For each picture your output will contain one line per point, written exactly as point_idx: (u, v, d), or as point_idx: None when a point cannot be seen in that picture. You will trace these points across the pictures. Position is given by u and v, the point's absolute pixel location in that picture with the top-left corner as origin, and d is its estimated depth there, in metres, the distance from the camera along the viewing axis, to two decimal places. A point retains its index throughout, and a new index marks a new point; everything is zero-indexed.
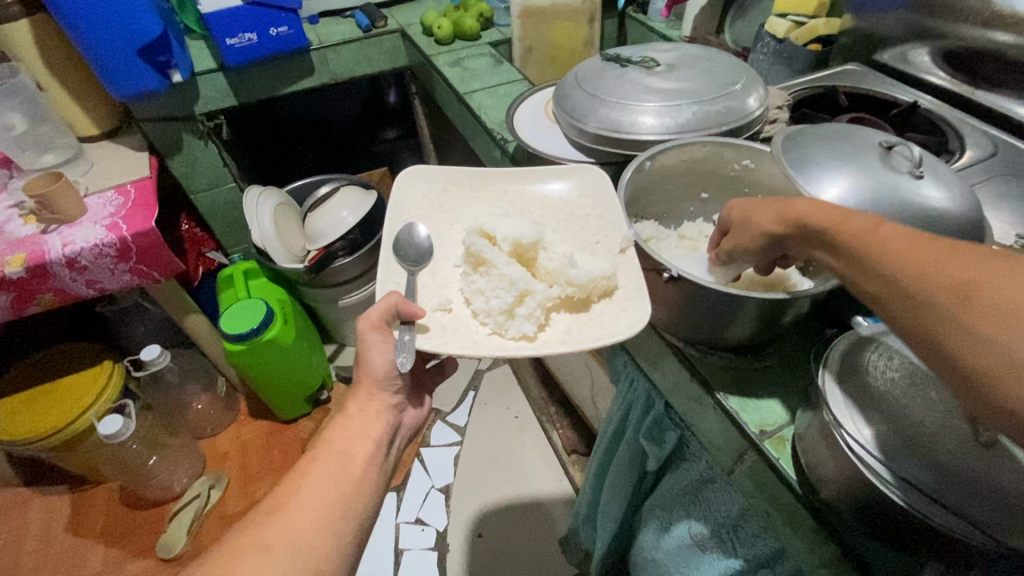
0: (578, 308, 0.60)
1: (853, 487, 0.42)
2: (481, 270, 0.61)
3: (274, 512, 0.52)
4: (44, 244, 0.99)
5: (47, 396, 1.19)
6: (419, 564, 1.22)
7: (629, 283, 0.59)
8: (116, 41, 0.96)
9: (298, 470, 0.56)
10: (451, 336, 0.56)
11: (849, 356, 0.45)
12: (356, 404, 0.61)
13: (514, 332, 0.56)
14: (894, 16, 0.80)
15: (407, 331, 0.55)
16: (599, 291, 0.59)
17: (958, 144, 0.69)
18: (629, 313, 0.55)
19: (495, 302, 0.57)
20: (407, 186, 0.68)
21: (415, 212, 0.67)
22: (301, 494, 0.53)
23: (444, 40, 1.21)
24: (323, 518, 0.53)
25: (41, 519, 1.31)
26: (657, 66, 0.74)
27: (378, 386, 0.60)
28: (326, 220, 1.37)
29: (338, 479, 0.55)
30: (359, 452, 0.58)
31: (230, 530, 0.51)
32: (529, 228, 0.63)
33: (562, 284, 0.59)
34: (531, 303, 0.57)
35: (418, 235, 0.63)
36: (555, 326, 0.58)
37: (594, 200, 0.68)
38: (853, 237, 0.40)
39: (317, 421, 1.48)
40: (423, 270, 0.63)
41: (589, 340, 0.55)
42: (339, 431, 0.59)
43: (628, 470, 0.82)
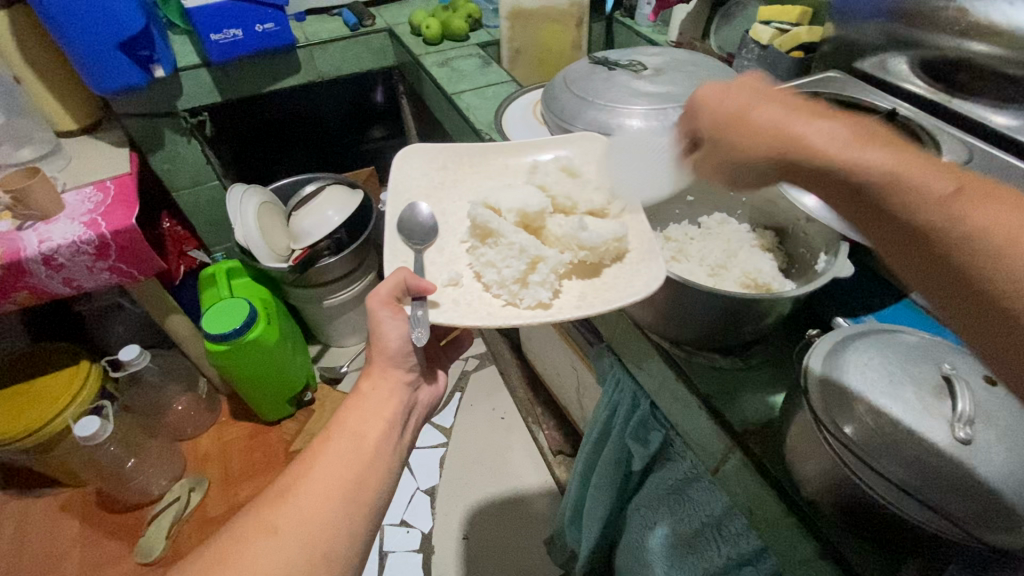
0: (591, 272, 0.60)
1: (838, 485, 0.43)
2: (490, 241, 0.60)
3: (288, 489, 0.51)
4: (20, 241, 0.96)
5: (21, 397, 1.16)
6: (403, 566, 1.21)
7: (642, 245, 0.60)
8: (96, 34, 0.94)
9: (310, 449, 0.54)
10: (465, 310, 0.55)
11: (831, 357, 0.46)
12: (368, 384, 0.60)
13: (530, 300, 0.55)
14: (874, 25, 0.82)
15: (420, 306, 0.54)
16: (612, 254, 0.59)
17: (935, 149, 0.71)
18: (645, 271, 0.56)
19: (507, 271, 0.56)
20: (405, 166, 0.67)
21: (416, 190, 0.66)
22: (314, 474, 0.52)
23: (432, 39, 1.21)
24: (334, 498, 0.51)
25: (12, 523, 1.27)
26: (644, 69, 0.75)
27: (392, 363, 0.61)
28: (312, 219, 1.35)
29: (350, 460, 0.54)
30: (371, 432, 0.57)
31: (243, 508, 0.50)
32: (533, 197, 0.63)
33: (574, 249, 0.59)
34: (544, 269, 0.57)
35: (422, 213, 0.62)
36: (570, 291, 0.58)
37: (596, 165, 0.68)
38: (892, 192, 0.33)
39: (300, 422, 1.46)
40: (431, 247, 0.62)
41: (606, 302, 0.54)
42: (351, 411, 0.58)
43: (615, 469, 0.83)
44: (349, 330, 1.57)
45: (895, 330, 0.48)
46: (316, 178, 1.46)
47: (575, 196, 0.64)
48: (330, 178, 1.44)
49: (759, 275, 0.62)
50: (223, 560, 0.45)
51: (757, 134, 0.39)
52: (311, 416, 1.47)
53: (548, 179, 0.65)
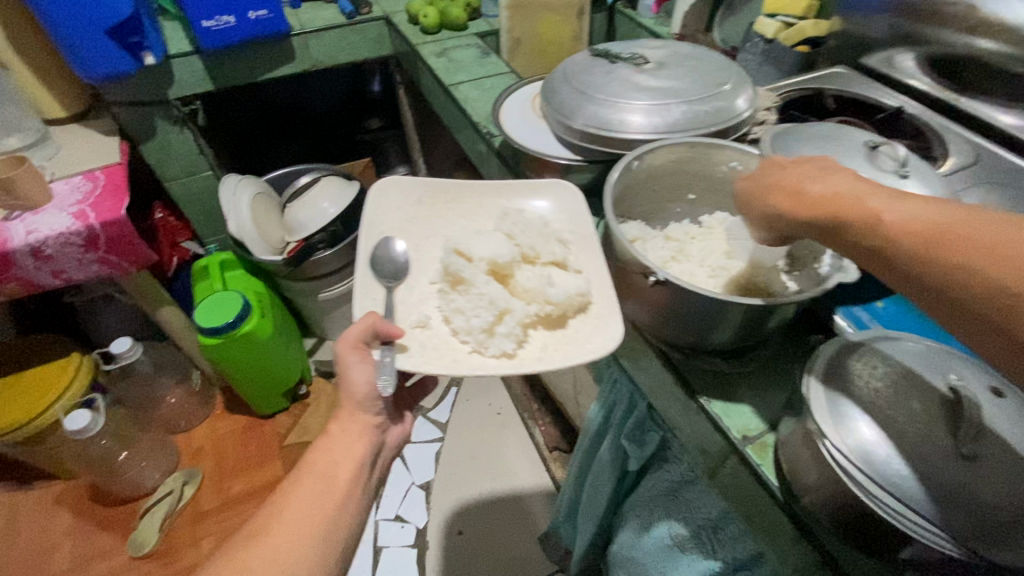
0: (556, 325, 0.60)
1: (837, 497, 0.42)
2: (460, 288, 0.61)
3: (257, 535, 0.50)
4: (7, 232, 0.94)
5: (11, 389, 1.14)
6: (397, 561, 1.21)
7: (603, 301, 0.60)
8: (84, 19, 0.91)
9: (281, 491, 0.53)
10: (432, 356, 0.56)
11: (834, 364, 0.45)
12: (338, 425, 0.59)
13: (495, 350, 0.56)
14: (882, 20, 0.80)
15: (388, 352, 0.55)
16: (576, 308, 0.59)
17: (942, 150, 0.69)
18: (604, 331, 0.57)
19: (475, 320, 0.57)
20: (381, 199, 0.66)
21: (390, 225, 0.65)
22: (283, 518, 0.51)
23: (430, 29, 1.18)
24: (305, 542, 0.50)
25: (4, 515, 1.26)
26: (646, 63, 0.73)
27: (360, 406, 0.58)
28: (306, 211, 1.33)
29: (321, 501, 0.53)
30: (342, 472, 0.56)
31: (211, 556, 0.49)
32: (504, 246, 0.63)
33: (541, 302, 0.59)
34: (510, 321, 0.57)
35: (395, 250, 0.62)
36: (533, 341, 0.59)
37: (569, 215, 0.68)
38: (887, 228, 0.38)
39: (294, 416, 1.45)
40: (400, 286, 0.62)
41: (566, 359, 0.55)
42: (322, 452, 0.57)
43: (609, 470, 0.82)
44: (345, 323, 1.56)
45: (898, 337, 0.47)
46: (311, 169, 1.44)
47: (545, 250, 0.64)
48: (325, 169, 1.42)
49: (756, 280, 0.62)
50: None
51: (773, 200, 0.45)
52: (306, 410, 1.46)
53: (521, 231, 0.64)
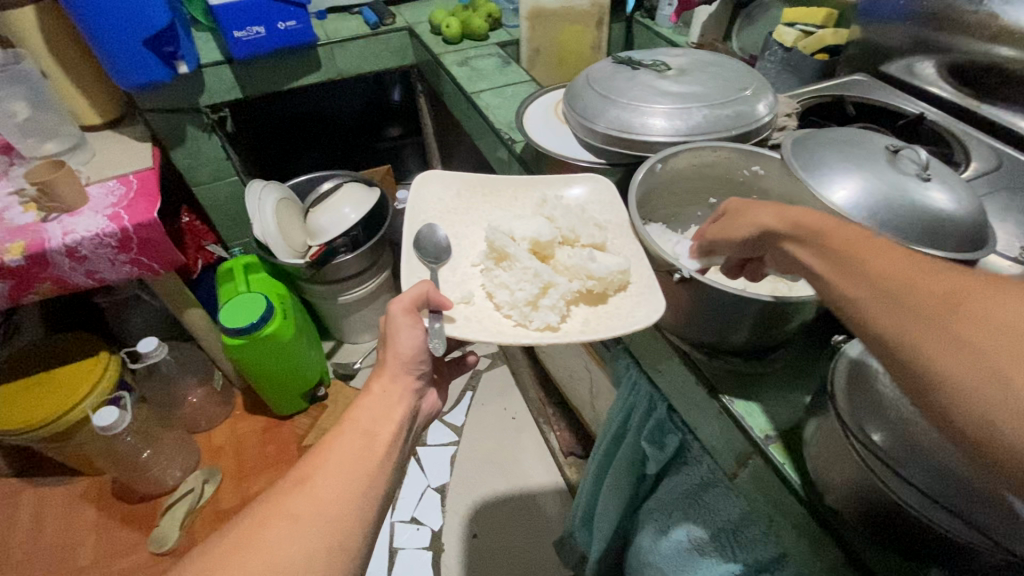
0: (596, 300, 0.61)
1: (860, 494, 0.43)
2: (504, 264, 0.62)
3: (303, 481, 0.50)
4: (45, 233, 0.98)
5: (42, 384, 1.18)
6: (413, 563, 1.22)
7: (642, 279, 0.61)
8: (123, 31, 0.96)
9: (322, 444, 0.54)
10: (476, 325, 0.57)
11: (857, 365, 0.46)
12: (379, 384, 0.60)
13: (539, 322, 0.56)
14: (902, 29, 0.81)
15: (437, 320, 0.56)
16: (617, 285, 0.60)
17: (963, 156, 0.70)
18: (644, 304, 0.57)
19: (520, 293, 0.58)
20: (423, 188, 0.69)
21: (432, 213, 0.67)
22: (329, 465, 0.52)
23: (452, 39, 1.21)
24: (348, 491, 0.51)
25: (31, 510, 1.30)
26: (668, 69, 0.74)
27: (404, 368, 0.60)
28: (328, 216, 1.36)
29: (362, 455, 0.54)
30: (382, 431, 0.57)
31: (255, 500, 0.49)
32: (545, 227, 0.65)
33: (583, 278, 0.60)
34: (555, 294, 0.58)
35: (438, 235, 0.64)
36: (575, 317, 0.59)
37: (602, 204, 0.70)
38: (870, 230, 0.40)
39: (313, 417, 1.47)
40: (444, 266, 0.64)
41: (608, 328, 0.56)
42: (363, 410, 0.58)
43: (628, 472, 0.82)
44: (363, 326, 1.58)
45: None
46: (333, 175, 1.47)
47: (583, 233, 0.65)
48: (346, 176, 1.45)
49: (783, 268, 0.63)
50: (241, 549, 0.45)
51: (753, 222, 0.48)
52: (324, 411, 1.48)
53: (561, 214, 0.66)
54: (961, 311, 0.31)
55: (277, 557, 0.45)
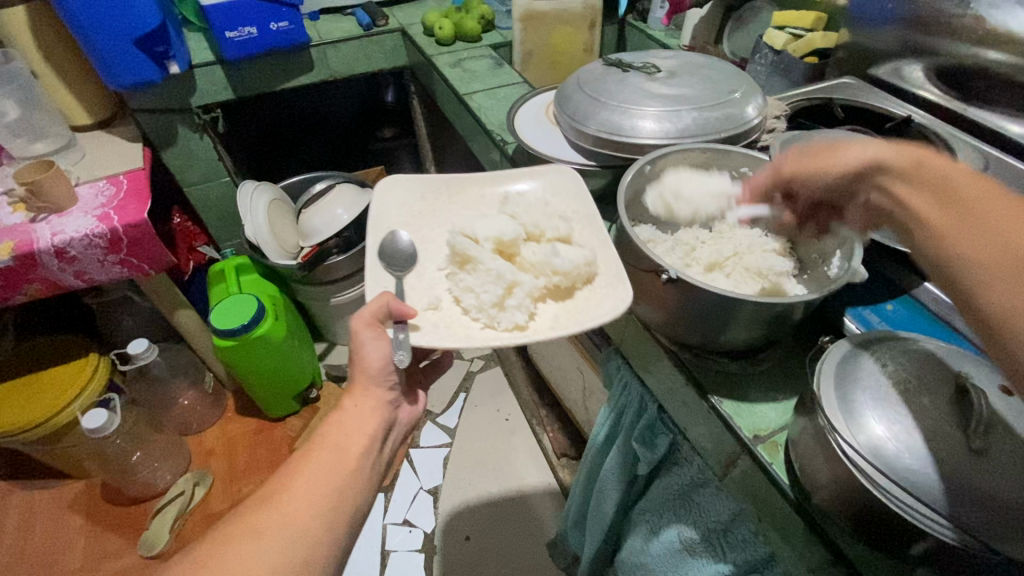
0: (564, 295, 0.61)
1: (846, 495, 0.44)
2: (468, 267, 0.62)
3: (269, 499, 0.50)
4: (33, 233, 0.97)
5: (30, 386, 1.17)
6: (406, 565, 1.21)
7: (609, 271, 0.61)
8: (114, 31, 0.95)
9: (295, 459, 0.54)
10: (443, 331, 0.57)
11: (843, 364, 0.46)
12: (350, 400, 0.58)
13: (507, 322, 0.57)
14: (890, 33, 0.81)
15: (401, 330, 0.55)
16: (583, 278, 0.61)
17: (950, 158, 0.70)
18: (615, 295, 0.58)
19: (485, 296, 0.58)
20: (384, 196, 0.67)
21: (396, 220, 0.66)
22: (296, 482, 0.52)
23: (445, 40, 1.21)
24: (316, 507, 0.51)
25: (19, 513, 1.28)
26: (658, 72, 0.75)
27: (373, 380, 0.58)
28: (321, 216, 1.35)
29: (333, 469, 0.53)
30: (353, 445, 0.56)
31: (225, 515, 0.49)
32: (508, 225, 0.65)
33: (548, 274, 0.61)
34: (519, 294, 0.59)
35: (402, 241, 0.62)
36: (543, 315, 0.60)
37: (568, 197, 0.70)
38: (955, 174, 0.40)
39: (305, 419, 1.47)
40: (410, 273, 0.63)
41: (577, 325, 0.56)
42: (334, 424, 0.57)
43: (619, 473, 0.82)
44: None
45: (904, 338, 0.48)
46: (326, 176, 1.47)
47: (547, 226, 0.65)
48: (339, 177, 1.45)
49: (770, 271, 0.62)
50: (204, 567, 0.45)
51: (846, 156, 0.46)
52: (316, 413, 1.47)
53: (523, 210, 0.67)
54: None
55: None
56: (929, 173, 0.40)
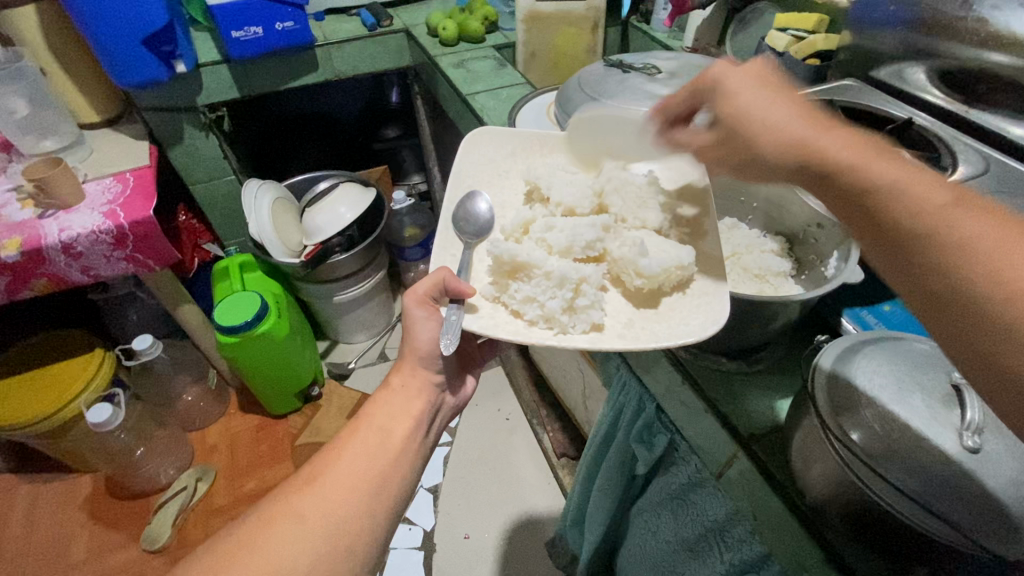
0: (648, 300, 0.57)
1: (842, 494, 0.44)
2: (521, 275, 0.58)
3: (312, 481, 0.51)
4: (41, 229, 0.98)
5: (37, 381, 1.18)
6: (405, 563, 1.22)
7: (708, 275, 0.57)
8: (122, 30, 0.96)
9: (337, 441, 0.55)
10: (500, 320, 0.55)
11: (837, 366, 0.47)
12: (399, 378, 0.61)
13: (582, 324, 0.54)
14: (892, 35, 0.82)
15: (455, 309, 0.54)
16: (674, 282, 0.56)
17: (951, 160, 0.70)
18: (707, 307, 0.53)
19: (553, 303, 0.54)
20: (476, 147, 0.68)
21: (481, 178, 0.67)
22: (340, 464, 0.53)
23: (448, 41, 1.22)
24: (358, 491, 0.51)
25: (24, 506, 1.29)
26: (658, 73, 0.76)
27: (422, 363, 0.61)
28: (324, 215, 1.36)
29: (376, 453, 0.54)
30: (398, 428, 0.57)
31: (266, 499, 0.50)
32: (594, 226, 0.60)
33: (632, 274, 0.56)
34: (591, 293, 0.55)
35: (479, 208, 0.63)
36: (617, 315, 0.56)
37: (673, 179, 0.66)
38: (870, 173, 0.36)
39: (307, 416, 1.48)
40: (482, 243, 0.63)
41: (653, 338, 0.52)
42: (380, 407, 0.59)
43: (618, 472, 0.83)
44: (359, 327, 1.58)
45: (898, 339, 0.48)
46: (330, 175, 1.48)
47: (637, 214, 0.62)
48: (343, 176, 1.46)
49: (768, 272, 0.63)
50: (248, 549, 0.45)
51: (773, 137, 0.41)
52: (318, 411, 1.48)
53: (616, 193, 0.64)
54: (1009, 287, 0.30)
55: (285, 557, 0.45)
56: (827, 143, 0.39)
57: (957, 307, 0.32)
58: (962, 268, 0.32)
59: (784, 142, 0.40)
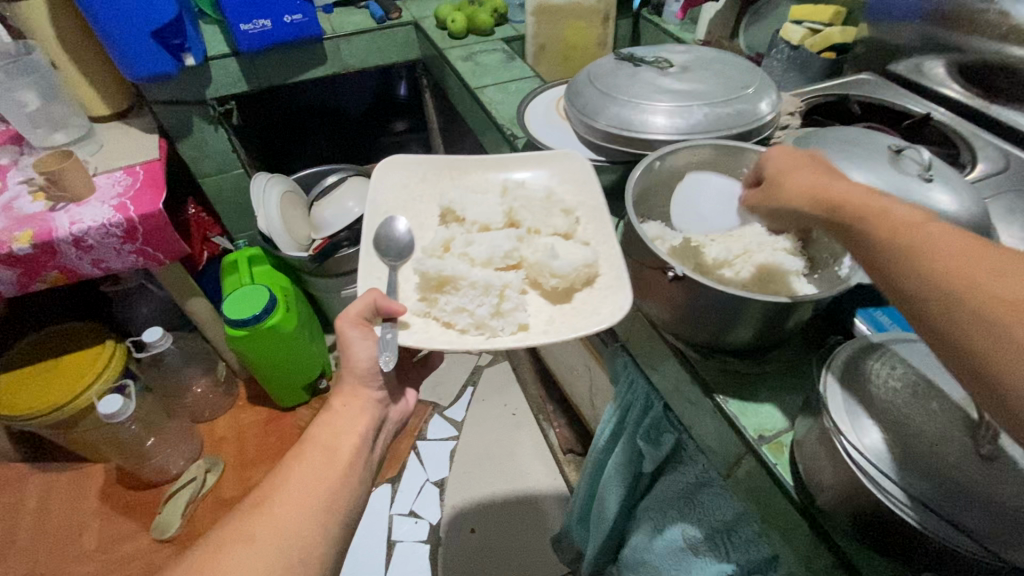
0: (562, 298, 0.62)
1: (852, 496, 0.43)
2: (448, 288, 0.61)
3: (259, 504, 0.53)
4: (52, 222, 0.99)
5: (49, 372, 1.20)
6: (411, 556, 1.23)
7: (611, 272, 0.61)
8: (132, 23, 0.96)
9: (286, 462, 0.57)
10: (433, 329, 0.59)
11: (850, 366, 0.46)
12: (339, 400, 0.63)
13: (511, 325, 0.58)
14: (911, 28, 0.80)
15: (389, 330, 0.57)
16: (583, 280, 0.61)
17: (970, 157, 0.69)
18: (613, 299, 0.58)
19: (482, 309, 0.58)
20: (387, 176, 0.70)
21: (394, 203, 0.69)
22: (286, 484, 0.55)
23: (457, 33, 1.21)
24: (306, 509, 0.54)
25: (37, 494, 1.32)
26: (670, 66, 0.74)
27: (362, 380, 0.63)
28: (333, 209, 1.36)
29: (322, 470, 0.57)
30: (344, 444, 0.60)
31: (219, 520, 0.52)
32: (504, 239, 0.67)
33: (546, 277, 0.61)
34: (512, 298, 0.60)
35: (398, 229, 0.65)
36: (538, 315, 0.61)
37: (575, 185, 0.71)
38: (884, 226, 0.38)
39: (314, 409, 1.49)
40: (405, 262, 0.65)
41: (572, 329, 0.57)
42: (323, 426, 0.61)
43: (624, 470, 0.83)
44: None
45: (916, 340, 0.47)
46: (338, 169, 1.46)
47: (547, 223, 0.68)
48: (351, 169, 1.44)
49: (776, 272, 0.59)
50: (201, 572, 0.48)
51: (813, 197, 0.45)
52: (325, 404, 1.49)
53: (523, 206, 0.69)
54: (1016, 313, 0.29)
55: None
56: (859, 203, 0.41)
57: (935, 314, 0.33)
58: (955, 296, 0.32)
59: (823, 202, 0.44)
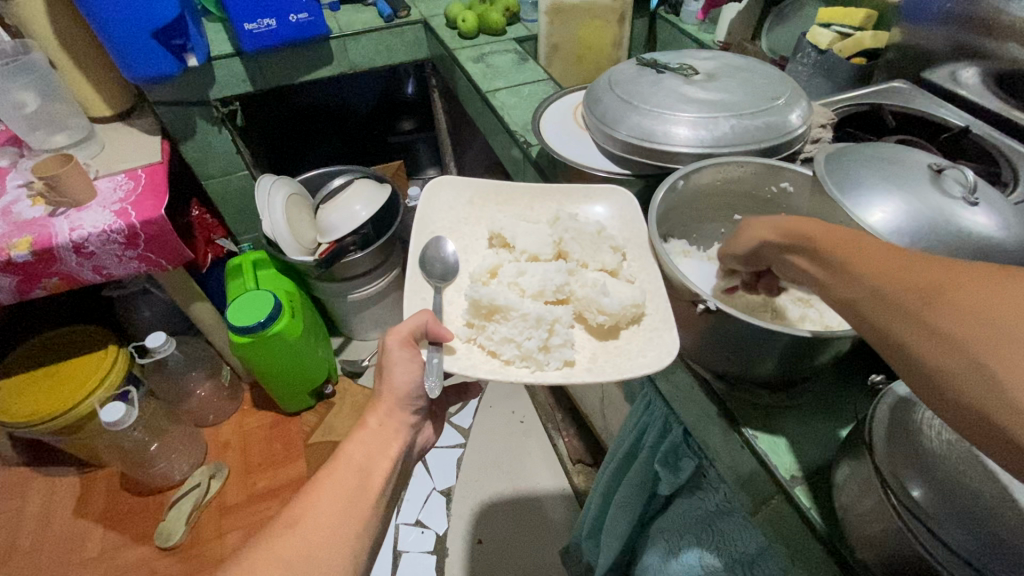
0: (608, 334, 0.60)
1: (900, 555, 0.40)
2: (497, 317, 0.59)
3: (292, 525, 0.51)
4: (52, 227, 0.96)
5: (51, 377, 1.18)
6: (416, 568, 1.21)
7: (658, 312, 0.59)
8: (132, 23, 0.93)
9: (316, 483, 0.55)
10: (477, 357, 0.57)
11: (897, 416, 0.43)
12: (376, 418, 0.61)
13: (557, 361, 0.56)
14: (946, 34, 0.76)
15: (435, 353, 0.56)
16: (629, 318, 0.58)
17: (1012, 175, 0.64)
18: (658, 342, 0.55)
19: (530, 342, 0.56)
20: (434, 194, 0.69)
21: (442, 223, 0.68)
22: (319, 507, 0.53)
23: (468, 33, 1.17)
24: (340, 535, 0.51)
25: (40, 499, 1.31)
26: (696, 74, 0.71)
27: (399, 404, 0.61)
28: (339, 214, 1.33)
29: (356, 495, 0.54)
30: (375, 469, 0.58)
31: (247, 542, 0.50)
32: (557, 271, 0.64)
33: (595, 312, 0.59)
34: (563, 331, 0.58)
35: (445, 250, 0.64)
36: (582, 350, 0.59)
37: (624, 222, 0.69)
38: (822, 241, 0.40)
39: (320, 415, 1.47)
40: (449, 285, 0.64)
41: (616, 371, 0.55)
42: (358, 445, 0.59)
43: (638, 492, 0.80)
44: (372, 324, 1.56)
45: None
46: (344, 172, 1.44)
47: (596, 258, 0.65)
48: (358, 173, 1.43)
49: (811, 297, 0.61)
50: None
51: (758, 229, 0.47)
52: (331, 409, 1.47)
53: (573, 237, 0.66)
54: (936, 296, 0.31)
55: None
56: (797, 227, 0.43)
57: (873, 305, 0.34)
58: (886, 286, 0.33)
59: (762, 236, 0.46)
